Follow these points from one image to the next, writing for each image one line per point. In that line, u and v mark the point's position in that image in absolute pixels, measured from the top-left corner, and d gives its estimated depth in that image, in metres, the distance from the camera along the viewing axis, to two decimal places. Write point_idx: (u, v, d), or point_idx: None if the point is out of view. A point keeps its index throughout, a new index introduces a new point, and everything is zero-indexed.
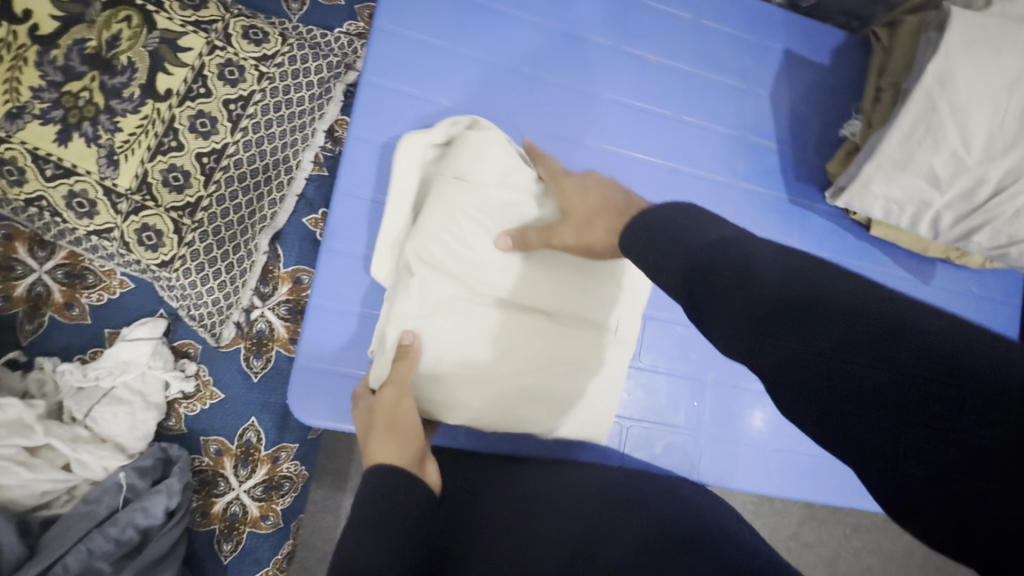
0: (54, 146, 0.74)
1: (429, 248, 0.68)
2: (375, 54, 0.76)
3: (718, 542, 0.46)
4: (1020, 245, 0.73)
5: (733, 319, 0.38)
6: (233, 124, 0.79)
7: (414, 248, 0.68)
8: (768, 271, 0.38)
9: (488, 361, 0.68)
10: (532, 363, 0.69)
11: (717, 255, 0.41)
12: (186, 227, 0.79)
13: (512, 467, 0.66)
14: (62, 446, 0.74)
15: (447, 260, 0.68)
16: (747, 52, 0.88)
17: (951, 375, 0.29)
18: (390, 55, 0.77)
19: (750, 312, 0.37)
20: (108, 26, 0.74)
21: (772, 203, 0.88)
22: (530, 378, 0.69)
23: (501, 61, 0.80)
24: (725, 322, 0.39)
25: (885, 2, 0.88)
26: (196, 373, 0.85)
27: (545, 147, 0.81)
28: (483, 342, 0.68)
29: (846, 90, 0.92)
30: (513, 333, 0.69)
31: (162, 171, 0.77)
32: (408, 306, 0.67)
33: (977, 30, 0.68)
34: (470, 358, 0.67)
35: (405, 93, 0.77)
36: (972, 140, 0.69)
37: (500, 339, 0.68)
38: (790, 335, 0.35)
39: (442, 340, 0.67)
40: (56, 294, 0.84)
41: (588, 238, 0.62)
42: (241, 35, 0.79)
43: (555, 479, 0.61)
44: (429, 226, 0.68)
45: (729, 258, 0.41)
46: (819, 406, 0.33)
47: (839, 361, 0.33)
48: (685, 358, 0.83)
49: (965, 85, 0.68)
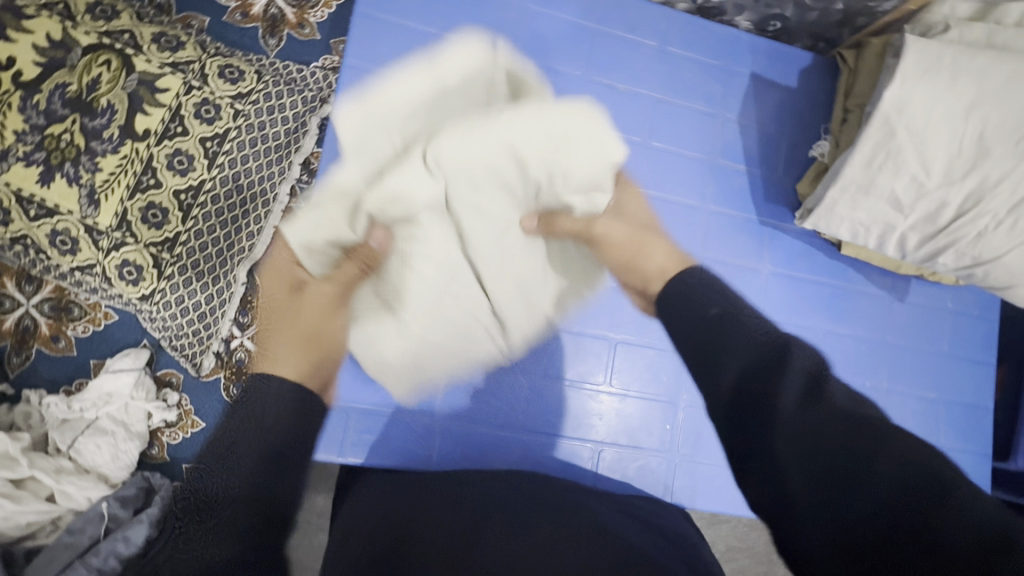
0: (37, 188, 0.77)
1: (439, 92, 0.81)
2: (344, 85, 0.79)
3: None
4: (985, 265, 0.72)
5: (783, 412, 0.54)
6: (210, 160, 0.81)
7: (449, 130, 0.80)
8: (836, 395, 0.55)
9: (425, 316, 0.78)
10: (445, 341, 0.78)
11: (790, 355, 0.61)
12: (165, 260, 0.81)
13: (464, 478, 0.72)
14: (46, 478, 0.76)
15: (476, 159, 0.80)
16: (713, 77, 0.90)
17: (922, 489, 0.44)
18: (358, 85, 0.79)
19: (807, 414, 0.53)
20: (88, 70, 0.77)
21: (742, 225, 0.89)
22: (438, 355, 0.78)
23: (470, 84, 0.82)
24: (779, 402, 0.55)
25: (848, 26, 0.87)
26: (178, 403, 0.86)
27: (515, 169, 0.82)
28: (437, 303, 0.78)
29: (815, 110, 0.93)
30: (458, 325, 0.79)
31: (141, 209, 0.80)
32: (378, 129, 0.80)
33: (932, 56, 0.69)
34: (416, 305, 0.78)
35: (375, 116, 0.80)
36: (932, 164, 0.70)
37: (449, 311, 0.79)
38: (810, 420, 0.52)
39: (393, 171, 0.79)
40: (41, 327, 0.86)
41: (642, 249, 0.84)
42: (217, 74, 0.82)
43: (501, 492, 0.69)
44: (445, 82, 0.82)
45: (795, 367, 0.59)
46: (812, 464, 0.49)
47: (861, 445, 0.48)
48: (657, 380, 0.84)
49: (921, 110, 0.69)
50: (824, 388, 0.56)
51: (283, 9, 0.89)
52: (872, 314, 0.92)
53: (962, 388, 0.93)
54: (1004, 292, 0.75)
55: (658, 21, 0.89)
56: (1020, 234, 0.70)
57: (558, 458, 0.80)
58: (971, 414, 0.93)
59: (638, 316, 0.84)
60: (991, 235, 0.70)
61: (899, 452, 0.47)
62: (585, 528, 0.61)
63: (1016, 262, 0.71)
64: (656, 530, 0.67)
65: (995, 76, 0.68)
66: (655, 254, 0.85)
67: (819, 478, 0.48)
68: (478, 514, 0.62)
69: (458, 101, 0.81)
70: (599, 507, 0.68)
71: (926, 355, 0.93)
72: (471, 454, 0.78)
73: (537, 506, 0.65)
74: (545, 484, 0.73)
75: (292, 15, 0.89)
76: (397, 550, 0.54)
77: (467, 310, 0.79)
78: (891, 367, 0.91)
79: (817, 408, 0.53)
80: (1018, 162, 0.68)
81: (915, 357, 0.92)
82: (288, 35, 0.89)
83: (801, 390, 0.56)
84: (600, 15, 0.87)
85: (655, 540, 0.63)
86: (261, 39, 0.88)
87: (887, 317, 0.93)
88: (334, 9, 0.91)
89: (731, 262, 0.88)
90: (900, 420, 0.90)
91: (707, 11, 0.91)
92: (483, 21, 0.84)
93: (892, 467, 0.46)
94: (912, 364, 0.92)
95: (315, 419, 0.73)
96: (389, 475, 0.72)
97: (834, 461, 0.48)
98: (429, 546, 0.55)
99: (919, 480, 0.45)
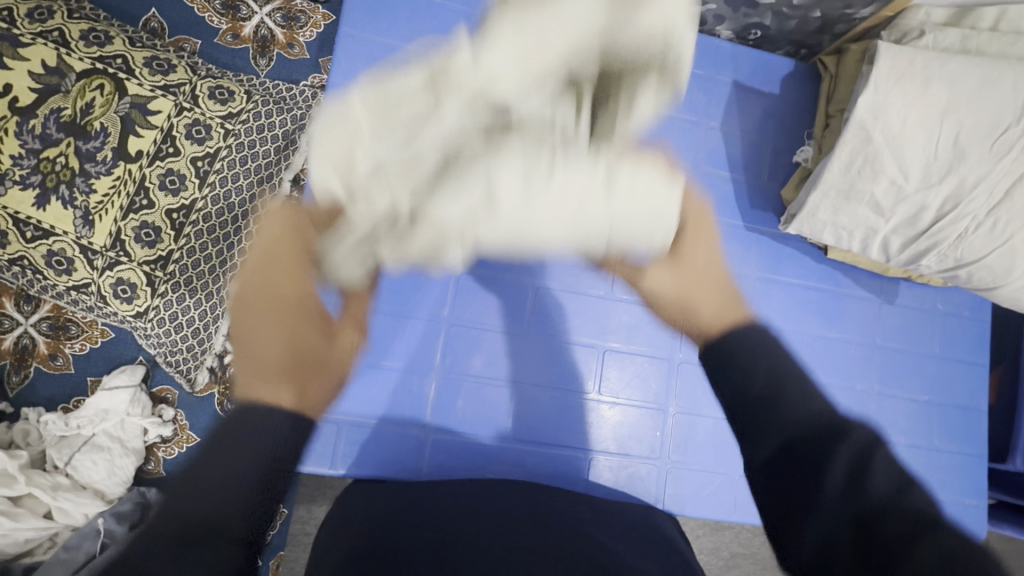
0: (33, 210, 0.78)
1: (478, 58, 0.63)
2: (341, 57, 0.81)
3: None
4: (968, 266, 0.73)
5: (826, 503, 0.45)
6: (200, 180, 0.83)
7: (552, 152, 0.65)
8: (882, 477, 0.45)
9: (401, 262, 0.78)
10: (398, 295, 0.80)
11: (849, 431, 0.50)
12: (158, 278, 0.82)
13: (455, 486, 0.72)
14: (42, 495, 0.77)
15: (490, 160, 0.66)
16: (695, 86, 0.91)
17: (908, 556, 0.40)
18: (354, 58, 0.81)
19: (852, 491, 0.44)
20: (82, 94, 0.79)
21: (729, 231, 0.90)
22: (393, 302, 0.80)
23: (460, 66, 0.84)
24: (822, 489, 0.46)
25: (828, 33, 0.88)
26: (173, 418, 0.89)
27: None
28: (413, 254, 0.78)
29: (797, 116, 0.94)
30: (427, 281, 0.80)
31: (134, 229, 0.81)
32: (393, 89, 0.67)
33: (905, 63, 0.70)
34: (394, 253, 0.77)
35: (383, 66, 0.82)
36: (909, 168, 0.71)
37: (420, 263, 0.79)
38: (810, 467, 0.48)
39: (377, 140, 0.66)
40: (41, 346, 0.88)
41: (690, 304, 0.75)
42: (207, 96, 0.84)
43: (491, 499, 0.69)
44: (498, 23, 0.62)
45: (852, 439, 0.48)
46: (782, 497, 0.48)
47: (904, 525, 0.42)
48: (647, 386, 0.85)
49: (896, 116, 0.70)
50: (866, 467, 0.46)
51: (272, 29, 0.96)
52: (861, 317, 0.92)
53: (955, 389, 0.93)
54: (989, 293, 0.76)
55: None
56: (1002, 235, 0.70)
57: (549, 466, 0.81)
58: (965, 415, 0.93)
59: (626, 324, 0.85)
60: (972, 237, 0.71)
61: (941, 538, 0.40)
62: (569, 531, 0.63)
63: (999, 263, 0.71)
64: (642, 533, 0.68)
65: (968, 80, 0.69)
66: (705, 298, 0.74)
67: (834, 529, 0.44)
68: (468, 520, 0.63)
69: (531, 31, 0.61)
70: (586, 511, 0.70)
71: (918, 357, 0.93)
72: (460, 464, 0.78)
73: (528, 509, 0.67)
74: (534, 487, 0.74)
75: (281, 36, 0.96)
76: (382, 553, 0.55)
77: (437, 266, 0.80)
78: (881, 370, 0.91)
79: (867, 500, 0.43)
80: (995, 164, 0.69)
81: (906, 360, 0.92)
82: (277, 55, 0.95)
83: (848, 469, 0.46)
84: None
85: (639, 544, 0.65)
86: (253, 59, 0.95)
87: (877, 320, 0.93)
88: (320, 29, 0.98)
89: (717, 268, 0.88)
90: (892, 423, 0.90)
91: None
92: None
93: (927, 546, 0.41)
94: (904, 367, 0.92)
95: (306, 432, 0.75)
96: (377, 484, 0.73)
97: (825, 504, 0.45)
98: (412, 552, 0.56)
99: (946, 546, 0.40)
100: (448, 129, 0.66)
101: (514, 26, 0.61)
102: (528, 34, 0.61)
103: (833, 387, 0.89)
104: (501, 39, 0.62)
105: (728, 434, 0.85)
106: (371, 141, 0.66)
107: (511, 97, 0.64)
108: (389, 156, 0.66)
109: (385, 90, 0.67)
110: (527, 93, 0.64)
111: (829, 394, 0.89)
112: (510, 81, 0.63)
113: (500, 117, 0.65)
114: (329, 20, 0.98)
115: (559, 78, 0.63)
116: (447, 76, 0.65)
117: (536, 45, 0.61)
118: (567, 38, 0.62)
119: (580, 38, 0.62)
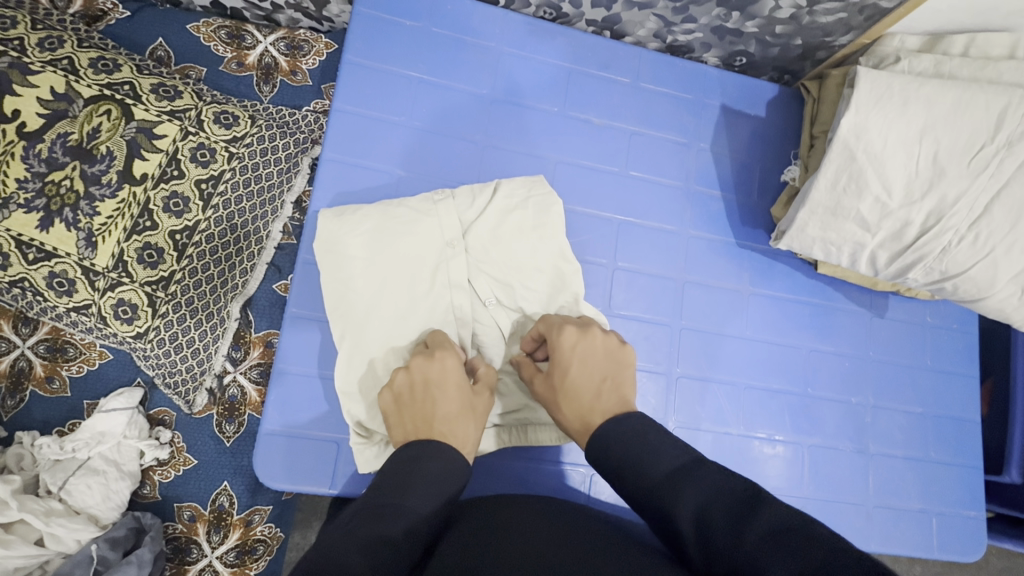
0: (36, 232, 0.79)
1: (487, 247, 0.74)
2: (344, 83, 0.85)
3: (611, 545, 0.52)
4: (953, 278, 0.76)
5: (686, 494, 0.50)
6: (204, 202, 0.85)
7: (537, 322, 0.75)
8: (721, 515, 0.47)
9: (384, 308, 0.71)
10: (363, 326, 0.70)
11: (704, 462, 0.53)
12: (159, 299, 0.84)
13: None
14: (33, 521, 0.75)
15: (462, 337, 0.72)
16: (685, 109, 0.95)
17: (733, 500, 0.48)
18: (356, 83, 0.85)
19: (664, 461, 0.53)
20: (90, 119, 0.81)
21: (721, 248, 0.92)
22: (355, 329, 0.70)
23: (456, 89, 0.88)
24: (681, 505, 0.49)
25: (810, 59, 0.93)
26: (170, 440, 0.88)
27: (502, 159, 0.87)
28: (399, 311, 0.72)
29: (784, 139, 0.98)
30: (401, 349, 0.71)
31: (137, 250, 0.83)
32: (417, 241, 0.73)
33: (882, 88, 0.73)
34: (380, 306, 0.71)
35: (384, 95, 0.85)
36: (892, 185, 0.74)
37: (401, 322, 0.71)
38: (660, 453, 0.54)
39: (384, 299, 0.71)
40: (37, 368, 0.87)
41: (561, 416, 0.65)
42: (213, 121, 0.87)
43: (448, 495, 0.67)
44: (516, 217, 0.75)
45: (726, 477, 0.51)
46: (650, 472, 0.53)
47: (741, 494, 0.48)
48: (645, 401, 0.85)
49: (876, 135, 0.73)
50: (707, 520, 0.47)
51: (276, 58, 0.99)
52: (853, 331, 0.94)
53: (945, 404, 0.94)
54: (975, 304, 0.78)
55: (631, 58, 0.94)
56: (984, 248, 0.73)
57: (549, 482, 0.79)
58: (959, 427, 0.94)
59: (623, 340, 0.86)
60: (955, 250, 0.74)
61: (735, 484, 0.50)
62: (522, 560, 0.48)
63: (983, 275, 0.74)
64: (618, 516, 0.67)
65: (941, 104, 0.73)
66: (575, 414, 0.63)
67: (693, 485, 0.50)
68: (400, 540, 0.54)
69: (520, 241, 0.74)
70: (564, 527, 0.54)
71: (910, 370, 0.94)
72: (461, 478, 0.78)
73: (476, 534, 0.53)
74: (507, 506, 0.59)
75: (285, 63, 0.99)
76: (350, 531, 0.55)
77: (415, 335, 0.71)
78: (875, 382, 0.93)
79: (723, 487, 0.50)
80: (973, 179, 0.72)
81: (897, 372, 0.94)
82: (281, 82, 0.99)
83: (668, 453, 0.54)
84: (575, 56, 0.92)
85: (583, 518, 0.58)
86: (257, 86, 0.98)
87: (868, 333, 0.94)
88: (323, 57, 1.01)
89: (713, 284, 0.91)
90: (888, 436, 0.91)
91: (677, 50, 0.97)
92: (464, 64, 0.89)
93: (778, 556, 0.42)
94: (897, 379, 0.94)
95: (317, 454, 0.74)
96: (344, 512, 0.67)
97: (672, 464, 0.53)
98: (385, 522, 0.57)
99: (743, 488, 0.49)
100: (438, 305, 0.73)
101: (536, 212, 0.75)
102: (521, 248, 0.74)
103: (828, 401, 0.91)
104: (509, 237, 0.74)
105: (730, 445, 0.86)
106: (390, 283, 0.72)
107: (497, 291, 0.74)
108: (390, 310, 0.71)
109: (417, 240, 0.73)
110: (507, 289, 0.74)
111: (823, 404, 0.90)
112: (531, 247, 0.74)
113: (488, 308, 0.74)
114: (332, 48, 1.01)
115: (538, 299, 0.75)
116: (459, 257, 0.73)
117: (517, 257, 0.74)
118: (551, 255, 0.75)
119: (562, 273, 0.75)
